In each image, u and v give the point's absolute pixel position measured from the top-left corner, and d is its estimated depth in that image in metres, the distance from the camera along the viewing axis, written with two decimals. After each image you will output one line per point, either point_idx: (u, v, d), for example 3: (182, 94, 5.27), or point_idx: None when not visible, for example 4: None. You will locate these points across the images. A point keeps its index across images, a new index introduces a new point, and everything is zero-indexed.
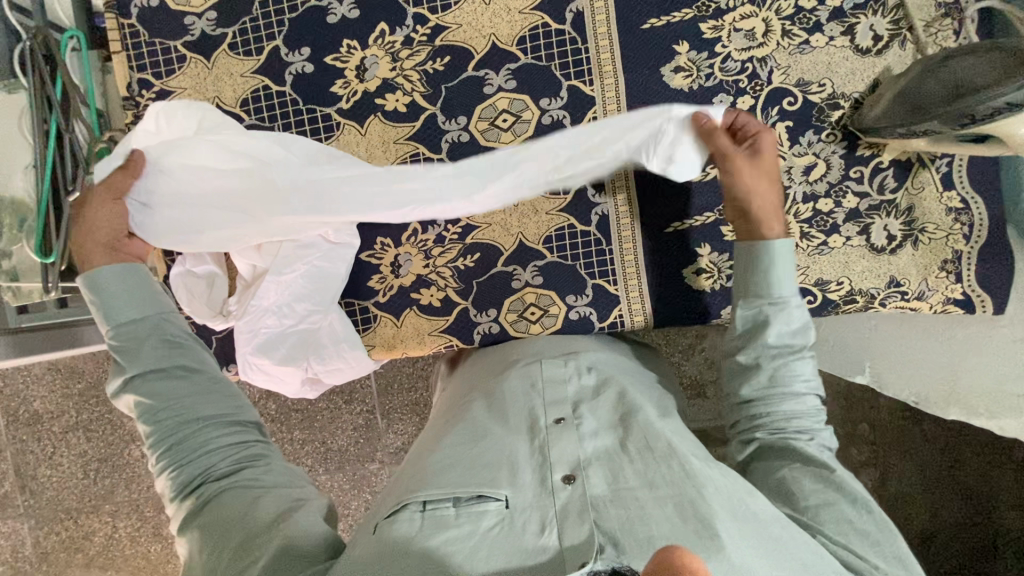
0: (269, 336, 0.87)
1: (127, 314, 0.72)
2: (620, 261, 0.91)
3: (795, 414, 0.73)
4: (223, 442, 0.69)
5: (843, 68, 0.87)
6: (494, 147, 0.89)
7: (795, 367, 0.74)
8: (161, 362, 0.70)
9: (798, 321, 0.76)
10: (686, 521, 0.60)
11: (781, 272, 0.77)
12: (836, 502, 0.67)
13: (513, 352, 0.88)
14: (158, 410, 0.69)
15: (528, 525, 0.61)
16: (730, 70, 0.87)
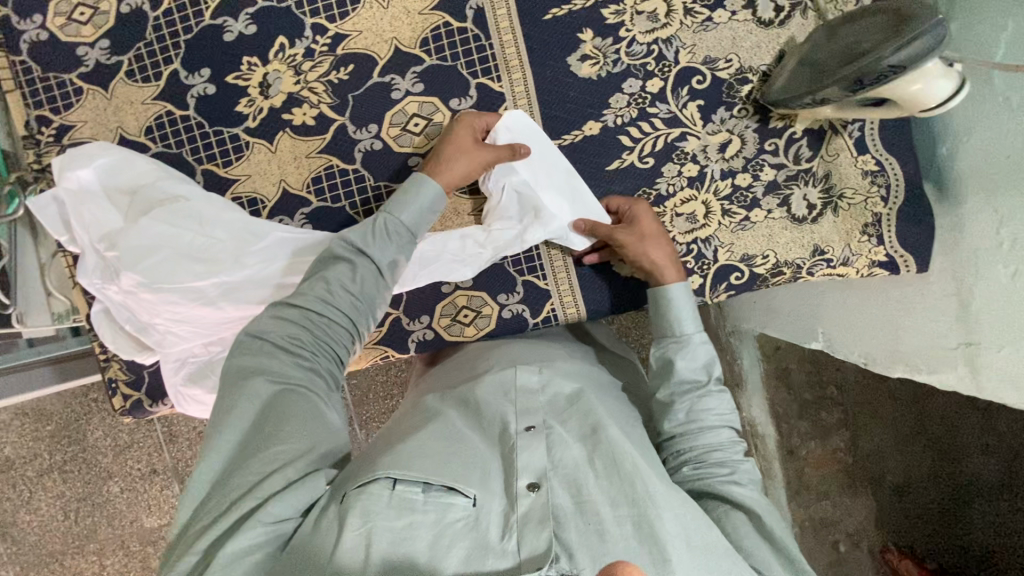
0: (196, 365, 0.87)
1: (419, 229, 0.79)
2: (547, 255, 0.91)
3: (712, 447, 0.71)
4: (332, 351, 0.71)
5: (748, 41, 0.87)
6: (408, 152, 0.88)
7: (710, 402, 0.73)
8: (374, 283, 0.74)
9: (703, 355, 0.76)
10: (641, 541, 0.61)
11: (683, 313, 0.79)
12: (761, 545, 0.65)
13: (483, 357, 0.85)
14: (334, 289, 0.72)
15: (492, 527, 0.60)
16: (637, 54, 0.87)
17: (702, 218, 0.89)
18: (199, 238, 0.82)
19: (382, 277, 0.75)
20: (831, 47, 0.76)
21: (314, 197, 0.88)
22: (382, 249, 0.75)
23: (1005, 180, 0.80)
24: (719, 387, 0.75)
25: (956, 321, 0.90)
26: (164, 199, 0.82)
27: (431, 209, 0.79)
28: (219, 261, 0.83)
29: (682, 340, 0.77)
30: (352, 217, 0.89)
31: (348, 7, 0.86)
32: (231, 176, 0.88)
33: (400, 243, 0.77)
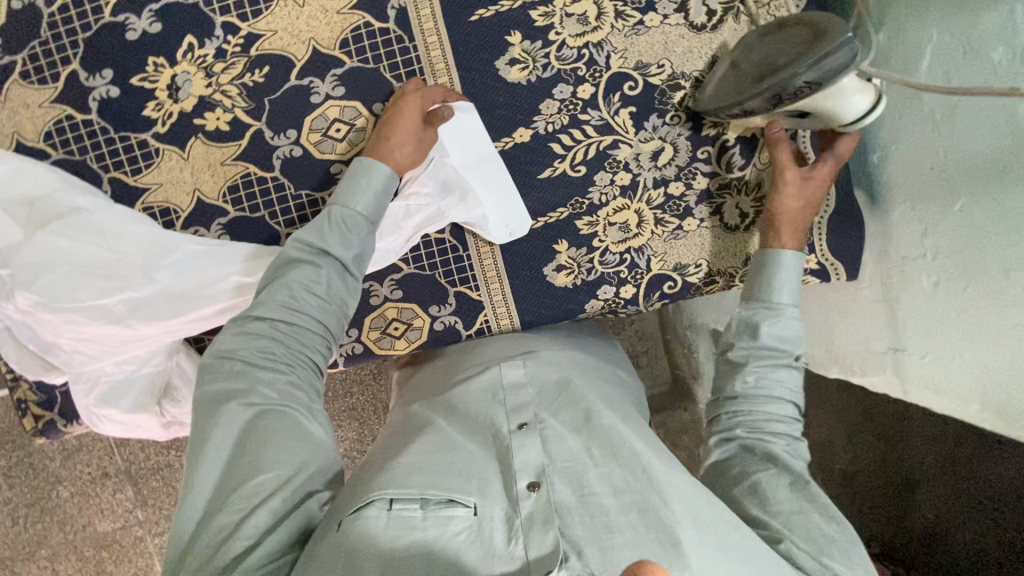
0: (109, 385, 0.82)
1: (376, 217, 0.77)
2: (479, 265, 0.89)
3: (773, 417, 0.71)
4: (304, 355, 0.69)
5: (680, 47, 0.85)
6: (331, 159, 0.84)
7: (790, 377, 0.73)
8: (338, 278, 0.73)
9: (792, 331, 0.75)
10: (654, 532, 0.55)
11: (787, 279, 0.77)
12: (804, 508, 0.64)
13: (466, 361, 0.83)
14: (298, 293, 0.70)
15: (495, 535, 0.55)
16: (567, 58, 0.84)
17: (635, 227, 0.88)
18: (105, 253, 0.77)
19: (348, 272, 0.74)
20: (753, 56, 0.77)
21: (231, 207, 0.84)
22: (342, 244, 0.73)
23: (931, 191, 0.80)
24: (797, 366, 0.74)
25: (886, 329, 0.91)
26: (62, 211, 0.76)
27: (382, 195, 0.77)
28: (126, 276, 0.78)
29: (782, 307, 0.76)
30: (273, 227, 0.85)
31: (261, 5, 0.81)
32: (141, 185, 0.83)
33: (361, 235, 0.75)
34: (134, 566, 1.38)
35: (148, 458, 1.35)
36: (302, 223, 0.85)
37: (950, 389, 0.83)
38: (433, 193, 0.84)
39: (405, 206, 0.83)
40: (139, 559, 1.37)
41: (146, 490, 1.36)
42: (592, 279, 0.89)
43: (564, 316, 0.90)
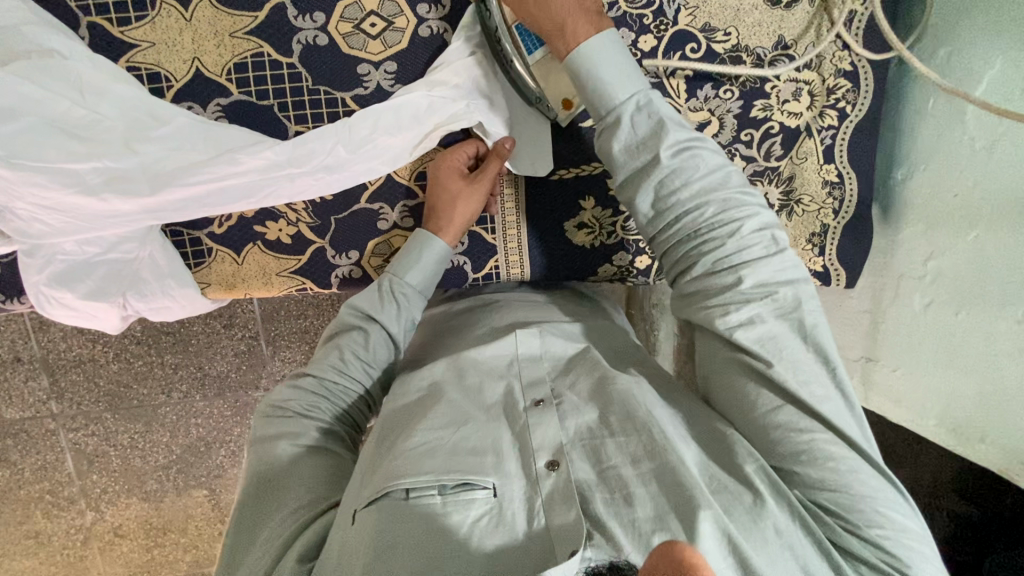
0: (65, 266, 0.72)
1: (427, 288, 0.77)
2: (500, 207, 0.83)
3: (699, 232, 0.61)
4: (353, 364, 0.72)
5: (751, 18, 0.80)
6: (359, 57, 0.74)
7: (685, 180, 0.60)
8: (393, 306, 0.74)
9: (646, 123, 0.62)
10: (669, 496, 0.52)
11: (608, 78, 0.62)
12: (771, 343, 0.56)
13: (483, 321, 0.79)
14: (346, 357, 0.72)
15: (517, 516, 0.53)
16: (636, 2, 0.78)
17: None
18: (80, 111, 0.66)
19: (394, 343, 0.75)
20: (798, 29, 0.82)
21: (235, 88, 0.73)
22: (392, 317, 0.74)
23: (950, 218, 0.82)
24: (692, 162, 0.60)
25: (864, 338, 0.95)
26: (29, 50, 0.64)
27: (437, 270, 0.76)
28: (104, 142, 0.67)
29: (615, 120, 0.62)
30: (281, 121, 0.75)
31: None
32: (129, 39, 0.70)
33: (412, 308, 0.75)
34: (44, 458, 1.30)
35: (68, 349, 1.26)
36: (314, 122, 0.75)
37: (913, 404, 0.89)
38: (464, 84, 0.75)
39: (428, 95, 0.74)
40: (45, 454, 1.30)
41: (64, 383, 1.27)
42: (612, 244, 0.86)
43: (576, 275, 0.88)
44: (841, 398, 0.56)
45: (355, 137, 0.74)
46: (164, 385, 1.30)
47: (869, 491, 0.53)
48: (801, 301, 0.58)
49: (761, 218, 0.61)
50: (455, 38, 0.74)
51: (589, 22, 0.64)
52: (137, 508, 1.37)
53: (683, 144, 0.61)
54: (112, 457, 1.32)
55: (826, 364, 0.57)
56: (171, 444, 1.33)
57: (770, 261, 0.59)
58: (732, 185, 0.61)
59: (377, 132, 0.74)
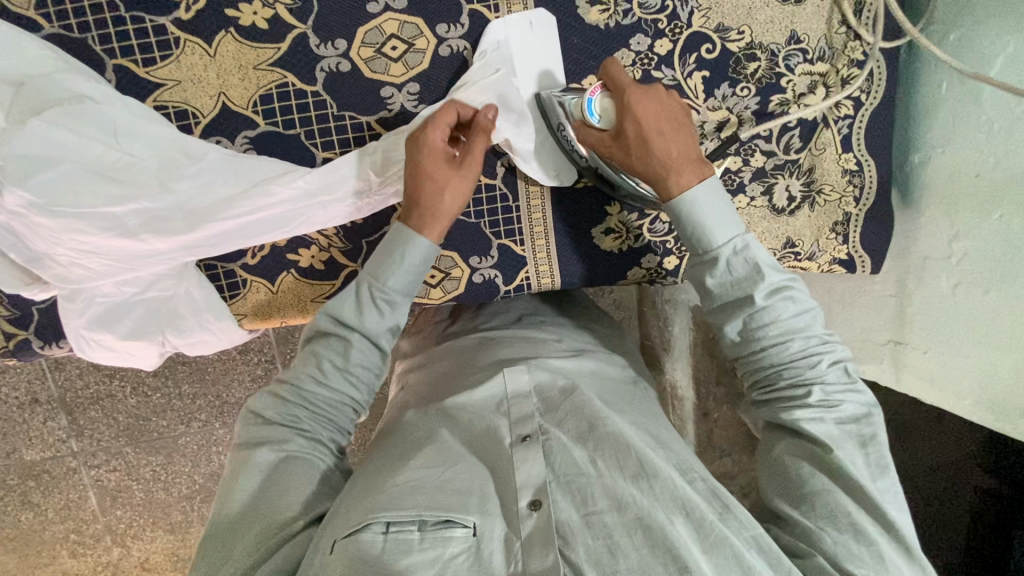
0: (105, 308, 0.73)
1: (410, 291, 0.70)
2: (527, 218, 0.84)
3: (787, 364, 0.65)
4: (335, 374, 0.67)
5: (763, 15, 0.81)
6: (382, 80, 0.75)
7: (776, 315, 0.64)
8: (374, 310, 0.68)
9: (745, 266, 0.65)
10: (656, 551, 0.53)
11: (710, 226, 0.66)
12: (844, 462, 0.59)
13: (472, 362, 0.78)
14: (325, 368, 0.67)
15: (494, 557, 0.54)
16: (650, 7, 0.79)
17: None
18: (114, 153, 0.66)
19: (378, 346, 0.69)
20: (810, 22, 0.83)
21: (262, 119, 0.74)
22: (375, 324, 0.68)
23: (972, 197, 0.83)
24: (784, 296, 0.64)
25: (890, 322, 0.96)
26: (60, 96, 0.64)
27: (418, 274, 0.69)
28: (139, 183, 0.67)
29: (712, 258, 0.66)
30: (309, 149, 0.75)
31: None
32: (154, 78, 0.70)
33: (394, 312, 0.69)
34: (66, 497, 1.30)
35: (85, 386, 1.26)
36: (341, 147, 0.76)
37: (947, 384, 0.90)
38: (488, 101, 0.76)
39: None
40: (68, 493, 1.30)
41: (83, 421, 1.27)
42: (639, 247, 0.87)
43: (605, 280, 0.89)
44: (898, 504, 0.58)
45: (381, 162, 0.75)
46: (183, 416, 1.30)
47: (900, 572, 0.55)
48: (868, 418, 0.62)
49: (837, 353, 0.65)
50: (477, 55, 0.76)
51: (694, 168, 0.68)
52: (164, 541, 1.37)
53: (776, 286, 0.65)
54: (135, 492, 1.32)
55: (891, 486, 0.59)
56: (194, 476, 1.33)
57: (844, 389, 0.63)
58: (819, 324, 0.65)
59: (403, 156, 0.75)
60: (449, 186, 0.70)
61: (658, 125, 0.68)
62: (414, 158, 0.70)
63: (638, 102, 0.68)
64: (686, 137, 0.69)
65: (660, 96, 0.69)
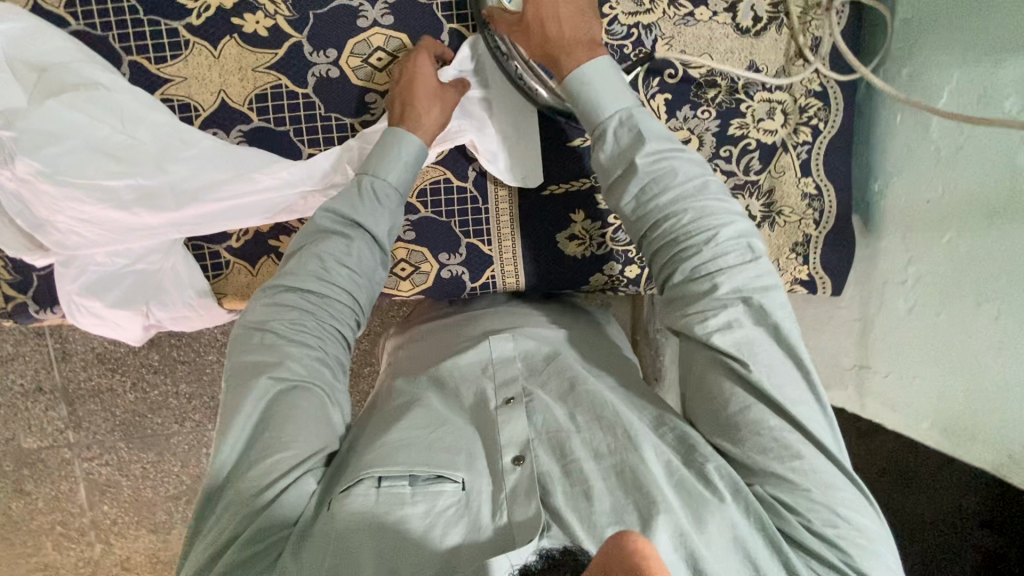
0: (96, 276, 0.80)
1: (408, 188, 0.76)
2: (496, 220, 0.89)
3: (684, 244, 0.65)
4: (337, 282, 0.70)
5: (723, 45, 0.88)
6: (366, 87, 0.82)
7: (667, 189, 0.66)
8: (370, 215, 0.73)
9: (632, 135, 0.68)
10: (628, 492, 0.58)
11: (598, 94, 0.69)
12: (744, 348, 0.60)
13: (466, 330, 0.83)
14: (328, 264, 0.70)
15: (482, 507, 0.59)
16: (616, 34, 0.86)
17: None
18: (119, 136, 0.75)
19: (378, 245, 0.74)
20: (768, 54, 0.89)
21: (256, 115, 0.81)
22: (374, 219, 0.73)
23: (924, 222, 0.86)
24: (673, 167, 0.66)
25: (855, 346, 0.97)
26: (78, 84, 0.73)
27: (412, 166, 0.76)
28: (138, 163, 0.75)
29: (602, 134, 0.69)
30: (296, 145, 0.83)
31: None
32: (164, 74, 0.79)
33: (392, 207, 0.75)
34: (56, 489, 1.36)
35: (87, 378, 1.33)
36: (325, 144, 0.83)
37: (906, 408, 0.90)
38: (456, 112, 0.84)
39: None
40: (60, 484, 1.36)
41: (81, 413, 1.34)
42: (602, 254, 0.91)
43: (569, 284, 0.93)
44: (817, 407, 0.59)
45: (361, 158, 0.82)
46: (178, 416, 1.36)
47: (831, 491, 0.56)
48: (778, 309, 0.61)
49: (744, 232, 0.65)
50: (451, 64, 0.83)
51: (587, 47, 0.71)
52: (144, 539, 1.40)
53: (660, 156, 0.67)
54: (124, 486, 1.38)
55: (803, 388, 0.59)
56: (182, 473, 1.39)
57: (751, 273, 0.62)
58: (714, 197, 0.66)
59: None
60: (432, 103, 0.78)
61: (555, 9, 0.72)
62: (399, 93, 0.78)
63: None
64: (586, 25, 0.73)
65: None
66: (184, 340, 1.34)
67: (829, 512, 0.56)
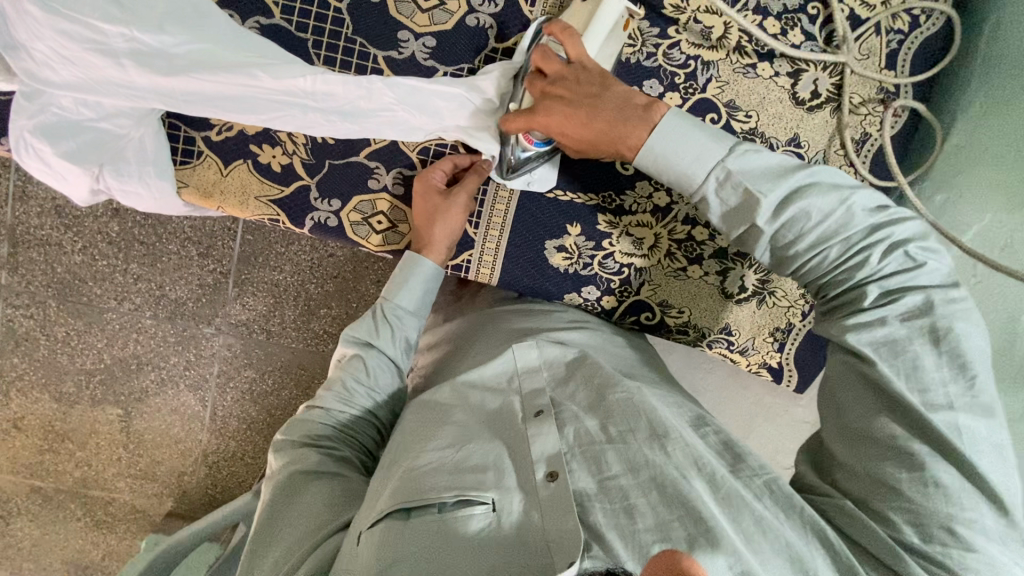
0: (55, 119, 0.72)
1: (421, 307, 0.81)
2: (489, 206, 0.85)
3: (829, 263, 0.62)
4: (355, 388, 0.76)
5: (774, 109, 0.83)
6: (403, 23, 0.77)
7: (799, 225, 0.61)
8: (380, 346, 0.78)
9: (735, 196, 0.63)
10: (671, 508, 0.55)
11: (687, 155, 0.64)
12: (887, 359, 0.57)
13: (503, 325, 0.84)
14: (349, 385, 0.76)
15: (515, 528, 0.56)
16: (674, 60, 0.82)
17: (647, 248, 0.86)
18: None
19: (396, 362, 0.79)
20: (818, 134, 0.84)
21: (278, 12, 0.75)
22: (386, 340, 0.79)
23: None
24: (796, 208, 0.61)
25: None
26: None
27: (429, 285, 0.81)
28: (137, 15, 0.69)
29: (704, 198, 0.66)
30: (311, 57, 0.77)
31: None
32: None
33: (406, 328, 0.80)
34: None
35: (39, 227, 1.27)
36: (342, 68, 0.77)
37: None
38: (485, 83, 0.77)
39: (458, 98, 0.77)
40: None
41: (21, 258, 1.28)
42: (584, 276, 0.87)
43: (542, 294, 0.88)
44: (980, 410, 0.55)
45: (375, 90, 0.76)
46: (118, 292, 1.30)
47: (954, 505, 0.52)
48: (936, 306, 0.57)
49: (889, 238, 0.60)
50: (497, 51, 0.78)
51: (637, 122, 0.67)
52: (45, 402, 1.36)
53: (784, 200, 0.61)
54: (40, 346, 1.33)
55: (968, 383, 0.55)
56: (103, 353, 1.33)
57: (906, 277, 0.59)
58: (852, 219, 0.60)
59: (398, 91, 0.76)
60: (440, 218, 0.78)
61: (576, 104, 0.70)
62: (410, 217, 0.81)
63: (541, 108, 0.71)
64: (613, 101, 0.69)
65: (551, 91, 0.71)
66: (149, 223, 1.27)
67: (948, 531, 0.52)
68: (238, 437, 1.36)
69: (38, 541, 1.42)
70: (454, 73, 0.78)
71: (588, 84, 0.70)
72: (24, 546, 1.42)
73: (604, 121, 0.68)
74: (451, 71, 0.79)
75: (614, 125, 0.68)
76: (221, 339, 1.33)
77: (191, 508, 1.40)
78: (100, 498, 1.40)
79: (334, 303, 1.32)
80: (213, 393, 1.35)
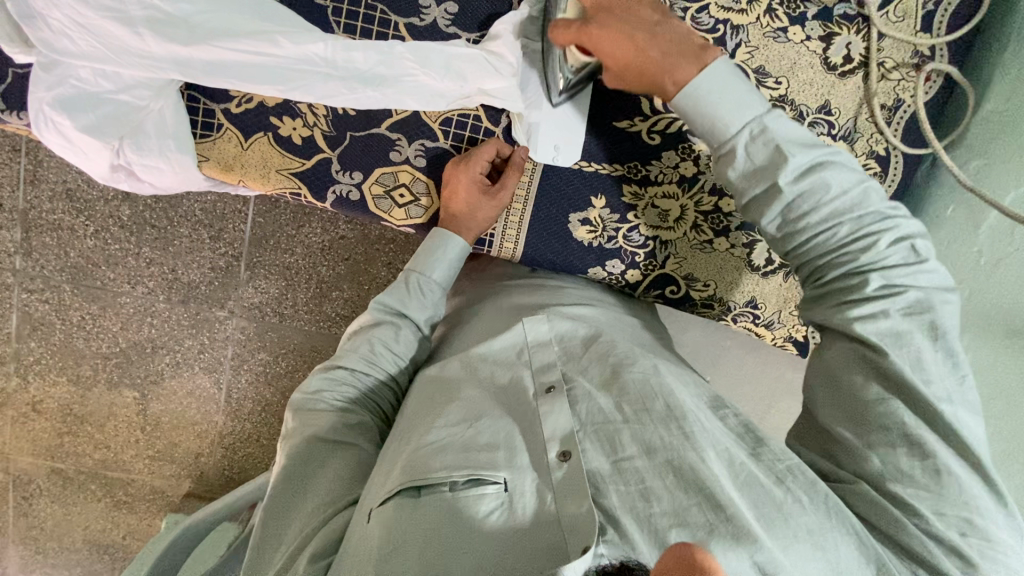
0: (73, 92, 0.71)
1: (450, 282, 0.82)
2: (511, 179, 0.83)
3: (836, 246, 0.62)
4: (382, 352, 0.76)
5: (804, 75, 0.81)
6: None
7: (815, 198, 0.61)
8: (411, 313, 0.78)
9: (769, 149, 0.62)
10: (689, 493, 0.53)
11: (725, 107, 0.63)
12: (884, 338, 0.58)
13: (511, 298, 0.82)
14: (377, 349, 0.76)
15: (527, 509, 0.55)
16: (702, 24, 0.79)
17: (673, 220, 0.84)
18: None
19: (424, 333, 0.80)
20: (851, 100, 0.82)
21: None
22: (418, 307, 0.79)
23: None
24: (817, 177, 0.60)
25: None
26: None
27: (455, 263, 0.81)
28: None
29: (730, 150, 0.64)
30: (330, 25, 0.75)
31: None
32: None
33: (435, 300, 0.81)
34: None
35: (51, 211, 1.27)
36: (361, 36, 0.76)
37: None
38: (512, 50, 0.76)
39: (481, 58, 0.75)
40: None
41: (34, 242, 1.28)
42: (609, 249, 0.86)
43: (565, 268, 0.87)
44: (969, 403, 0.57)
45: (397, 60, 0.74)
46: (131, 276, 1.30)
47: (962, 492, 0.54)
48: (933, 301, 0.59)
49: (898, 230, 0.61)
50: (517, 9, 0.76)
51: (691, 56, 0.66)
52: (63, 384, 1.37)
53: (806, 168, 0.61)
54: (56, 329, 1.33)
55: (957, 379, 0.57)
56: (119, 337, 1.34)
57: (909, 271, 0.60)
58: (867, 202, 0.62)
59: (416, 59, 0.74)
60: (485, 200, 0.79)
61: (634, 27, 0.67)
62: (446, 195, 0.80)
63: (602, 28, 0.68)
64: (667, 35, 0.67)
65: (609, 16, 0.68)
66: (161, 205, 1.26)
67: (960, 514, 0.54)
68: (254, 418, 1.37)
69: (60, 520, 1.44)
70: (476, 41, 0.77)
71: (646, 12, 0.69)
72: (46, 526, 1.44)
73: (659, 49, 0.66)
74: (473, 39, 0.77)
75: (667, 54, 0.66)
76: (234, 321, 1.33)
77: (210, 488, 1.42)
78: (120, 478, 1.41)
79: (346, 285, 1.31)
80: (228, 376, 1.35)
